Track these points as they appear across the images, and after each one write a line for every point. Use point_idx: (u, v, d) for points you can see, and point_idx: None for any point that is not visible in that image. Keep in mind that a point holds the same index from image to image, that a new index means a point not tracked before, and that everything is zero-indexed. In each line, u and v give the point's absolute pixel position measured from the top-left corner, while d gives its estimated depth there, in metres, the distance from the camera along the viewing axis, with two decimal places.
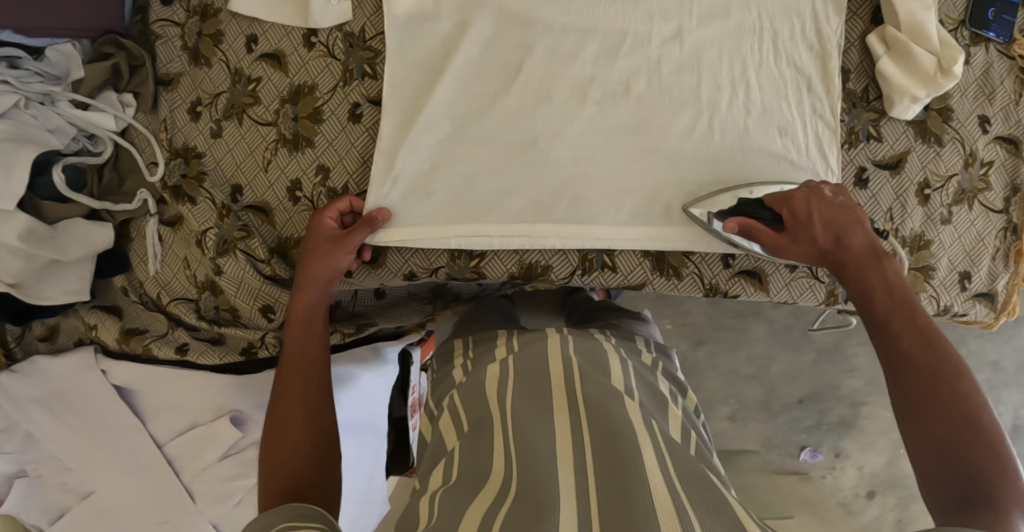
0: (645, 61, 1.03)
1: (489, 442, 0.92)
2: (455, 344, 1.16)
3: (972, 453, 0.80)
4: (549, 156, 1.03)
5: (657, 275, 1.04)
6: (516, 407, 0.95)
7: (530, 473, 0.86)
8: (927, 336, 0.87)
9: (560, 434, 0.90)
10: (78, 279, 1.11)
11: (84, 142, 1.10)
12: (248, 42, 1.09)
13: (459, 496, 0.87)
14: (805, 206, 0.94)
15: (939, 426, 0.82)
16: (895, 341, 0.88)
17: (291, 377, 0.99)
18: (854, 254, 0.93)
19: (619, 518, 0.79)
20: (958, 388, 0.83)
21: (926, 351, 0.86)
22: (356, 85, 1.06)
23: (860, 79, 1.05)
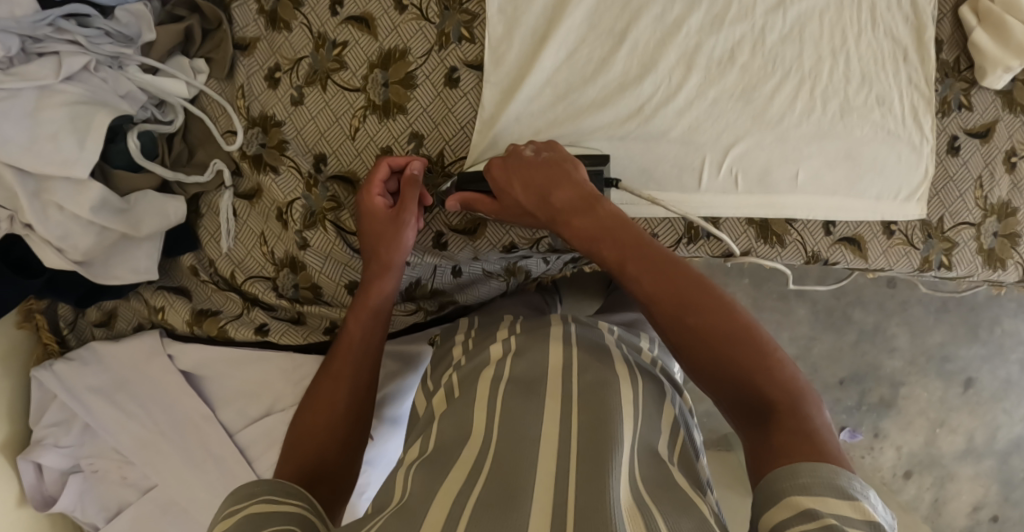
0: (750, 29, 1.02)
1: (472, 426, 0.90)
2: (460, 322, 1.12)
3: (756, 380, 0.79)
4: (655, 123, 1.01)
5: (762, 243, 1.03)
6: (509, 392, 0.92)
7: (511, 460, 0.83)
8: (666, 275, 0.85)
9: (549, 420, 0.88)
10: (148, 259, 1.03)
11: (153, 110, 1.02)
12: (333, 4, 1.04)
13: (432, 471, 0.84)
14: (502, 172, 0.94)
15: (709, 356, 0.81)
16: (637, 283, 0.86)
17: (346, 356, 0.98)
18: (563, 206, 0.92)
19: (594, 503, 0.76)
20: (715, 321, 0.82)
21: (665, 287, 0.84)
22: (453, 49, 1.02)
23: (952, 49, 1.07)
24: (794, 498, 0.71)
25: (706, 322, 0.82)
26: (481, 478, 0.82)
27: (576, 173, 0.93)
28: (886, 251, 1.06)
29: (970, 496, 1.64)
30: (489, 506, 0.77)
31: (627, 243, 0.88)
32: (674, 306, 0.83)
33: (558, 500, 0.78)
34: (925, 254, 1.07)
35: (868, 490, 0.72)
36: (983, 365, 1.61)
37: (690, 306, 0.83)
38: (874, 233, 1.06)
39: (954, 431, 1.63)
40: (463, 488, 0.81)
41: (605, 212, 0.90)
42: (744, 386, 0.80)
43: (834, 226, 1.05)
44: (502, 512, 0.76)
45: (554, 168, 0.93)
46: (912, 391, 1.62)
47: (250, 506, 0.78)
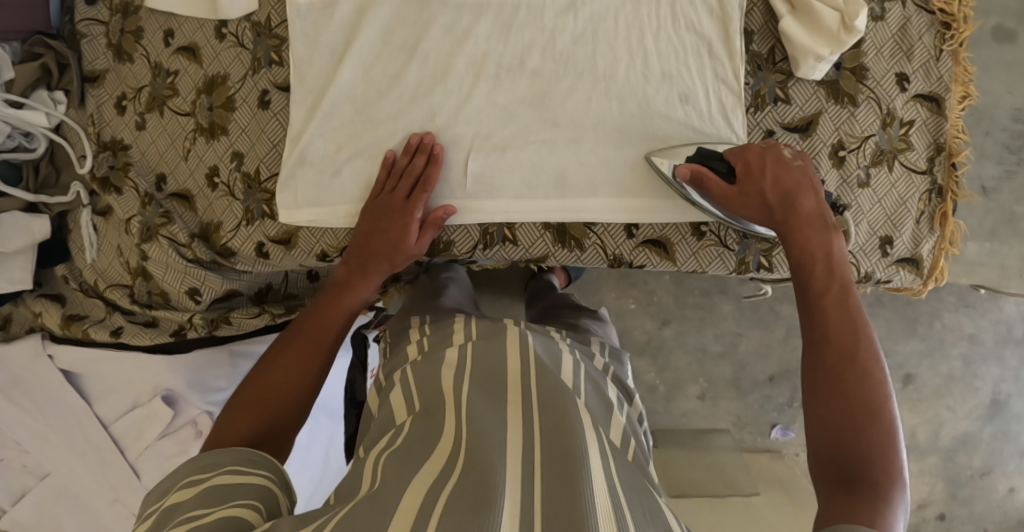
0: (540, 33, 1.02)
1: (435, 422, 0.87)
2: (410, 321, 1.11)
3: (860, 449, 0.78)
4: (448, 131, 1.03)
5: (559, 247, 1.04)
6: (471, 391, 0.89)
7: (475, 465, 0.80)
8: (851, 324, 0.85)
9: (513, 418, 0.86)
10: (22, 270, 1.16)
11: (20, 140, 1.15)
12: (166, 36, 1.14)
13: (406, 461, 0.82)
14: (760, 158, 0.95)
15: (834, 426, 0.80)
16: (824, 317, 0.87)
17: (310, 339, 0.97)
18: (803, 214, 0.93)
19: (561, 514, 0.75)
20: (875, 384, 0.81)
21: (839, 335, 0.85)
22: (264, 73, 1.09)
23: (765, 40, 1.02)
24: None
25: (869, 389, 0.81)
26: (448, 476, 0.80)
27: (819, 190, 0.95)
28: (697, 252, 1.03)
29: (915, 494, 1.51)
30: (461, 508, 0.75)
31: (840, 280, 0.89)
32: (841, 365, 0.83)
33: (526, 507, 0.76)
34: (740, 256, 1.03)
35: None
36: (923, 360, 1.49)
37: (861, 362, 0.83)
38: (683, 234, 1.03)
39: None
40: (429, 492, 0.78)
41: (806, 214, 0.93)
42: (848, 455, 0.78)
43: (636, 229, 1.03)
44: (475, 508, 0.75)
45: (804, 179, 0.95)
46: None
47: (219, 475, 0.81)
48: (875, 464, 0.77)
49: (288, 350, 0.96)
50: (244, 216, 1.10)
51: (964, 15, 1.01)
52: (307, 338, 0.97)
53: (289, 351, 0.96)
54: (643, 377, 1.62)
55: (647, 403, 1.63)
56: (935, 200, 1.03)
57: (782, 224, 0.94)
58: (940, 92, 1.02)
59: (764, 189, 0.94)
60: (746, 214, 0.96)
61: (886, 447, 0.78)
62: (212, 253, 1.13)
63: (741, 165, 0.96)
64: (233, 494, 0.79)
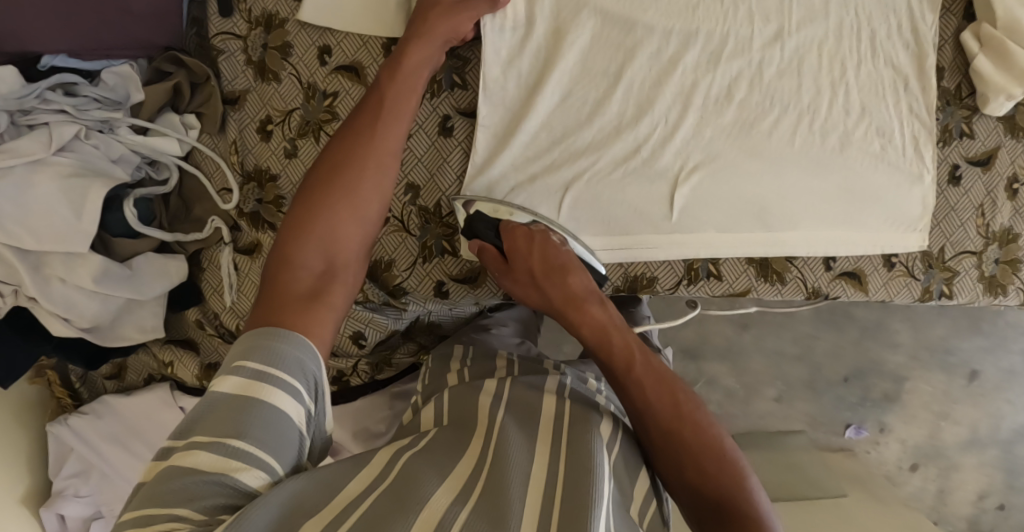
0: (747, 64, 1.02)
1: (468, 447, 0.86)
2: (453, 349, 1.07)
3: (731, 497, 0.85)
4: (654, 164, 1.01)
5: (762, 281, 1.04)
6: (506, 419, 0.89)
7: (493, 493, 0.77)
8: (663, 385, 0.90)
9: (543, 451, 0.84)
10: (154, 315, 1.04)
11: (147, 170, 1.03)
12: (321, 54, 1.03)
13: (423, 471, 0.79)
14: (526, 241, 0.96)
15: (711, 479, 0.85)
16: (634, 386, 0.90)
17: (328, 205, 0.90)
18: (571, 292, 0.95)
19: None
20: (701, 437, 0.87)
21: (664, 399, 0.89)
22: (446, 97, 1.01)
23: (953, 76, 1.05)
24: None
25: (715, 459, 0.86)
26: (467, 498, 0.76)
27: (568, 257, 0.96)
28: (887, 283, 1.06)
29: (976, 485, 1.60)
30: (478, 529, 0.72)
31: (624, 349, 0.92)
32: (666, 433, 0.87)
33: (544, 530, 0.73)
34: (925, 284, 1.07)
35: None
36: (986, 356, 1.56)
37: (682, 418, 0.88)
38: (875, 266, 1.06)
39: (958, 423, 1.58)
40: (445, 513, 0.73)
41: (565, 298, 0.95)
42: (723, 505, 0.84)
43: (834, 261, 1.05)
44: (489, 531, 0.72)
45: (538, 250, 0.96)
46: (916, 386, 1.58)
47: (269, 393, 0.76)
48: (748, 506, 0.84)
49: (310, 233, 0.88)
50: (421, 253, 1.03)
51: None
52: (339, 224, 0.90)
53: (313, 233, 0.88)
54: (721, 382, 1.60)
55: (724, 406, 1.62)
56: None
57: (553, 306, 0.96)
58: None
59: (531, 259, 0.96)
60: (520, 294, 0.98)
61: (743, 488, 0.85)
62: (383, 294, 1.04)
63: (507, 249, 0.97)
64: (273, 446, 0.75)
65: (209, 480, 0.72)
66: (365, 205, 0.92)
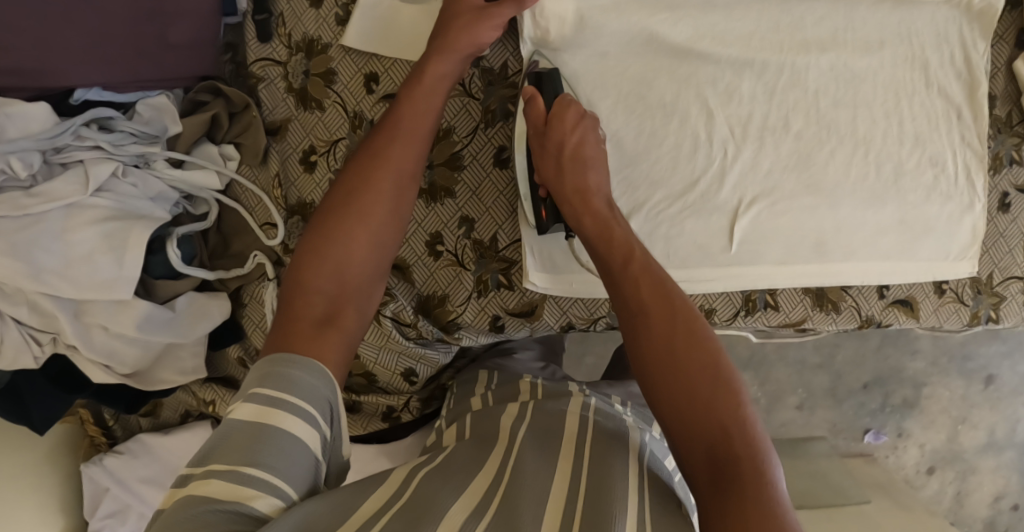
0: (803, 94, 1.00)
1: (485, 462, 0.85)
2: (477, 374, 1.07)
3: (720, 422, 0.72)
4: (712, 198, 1.00)
5: (817, 310, 1.04)
6: (526, 439, 0.89)
7: (511, 508, 0.76)
8: (660, 292, 0.79)
9: (560, 478, 0.81)
10: (194, 358, 1.00)
11: (185, 205, 0.98)
12: (367, 81, 0.99)
13: (439, 487, 0.77)
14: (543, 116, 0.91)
15: (699, 398, 0.73)
16: (627, 282, 0.80)
17: (342, 223, 0.84)
18: (575, 173, 0.88)
19: None
20: (694, 351, 0.75)
21: (659, 305, 0.78)
22: (500, 127, 0.98)
23: (1005, 104, 1.04)
24: None
25: (711, 380, 0.74)
26: (484, 514, 0.75)
27: (586, 124, 0.91)
28: (937, 309, 1.06)
29: (992, 487, 1.67)
30: None
31: (624, 244, 0.83)
32: (658, 340, 0.76)
33: None
34: (973, 309, 1.07)
35: None
36: (1003, 361, 1.63)
37: (676, 329, 0.77)
38: (926, 293, 1.06)
39: (975, 427, 1.65)
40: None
41: (575, 188, 0.87)
42: (712, 421, 0.72)
43: (887, 289, 1.05)
44: None
45: (564, 122, 0.90)
46: (935, 391, 1.64)
47: (286, 420, 0.72)
48: (738, 435, 0.71)
49: (322, 258, 0.83)
50: (476, 288, 1.00)
51: None
52: (352, 248, 0.84)
53: (325, 257, 0.83)
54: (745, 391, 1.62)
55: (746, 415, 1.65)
56: None
57: (564, 196, 0.88)
58: None
59: (565, 137, 0.90)
60: (542, 177, 0.90)
61: (739, 413, 0.72)
62: (437, 330, 1.01)
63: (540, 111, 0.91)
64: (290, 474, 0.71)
65: (222, 511, 0.67)
66: (377, 224, 0.86)
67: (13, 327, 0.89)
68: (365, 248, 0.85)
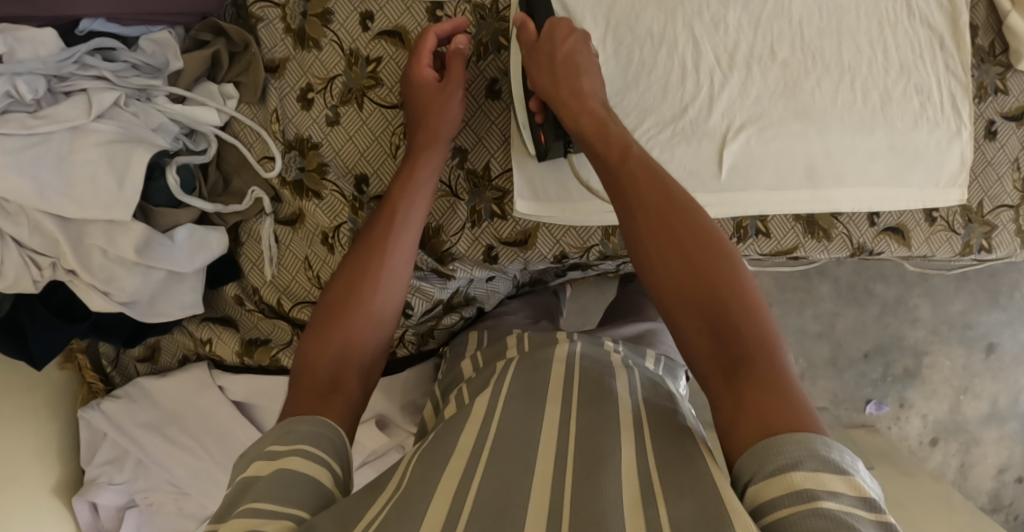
0: (788, 25, 1.04)
1: (473, 407, 0.82)
2: (470, 337, 1.05)
3: (730, 323, 0.74)
4: (700, 125, 1.02)
5: (809, 237, 1.05)
6: (510, 386, 0.85)
7: (503, 446, 0.75)
8: (665, 207, 0.80)
9: (550, 422, 0.79)
10: (194, 292, 1.01)
11: (185, 141, 1.00)
12: (363, 20, 1.02)
13: (431, 463, 0.74)
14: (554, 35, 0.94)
15: (709, 293, 0.76)
16: (630, 178, 0.83)
17: (339, 314, 0.86)
18: (563, 83, 0.90)
19: (583, 503, 0.68)
20: (705, 262, 0.77)
21: (659, 204, 0.80)
22: (493, 59, 1.00)
23: (987, 34, 1.06)
24: (789, 476, 0.65)
25: (726, 268, 0.77)
26: (483, 456, 0.74)
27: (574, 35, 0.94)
28: (928, 238, 1.07)
29: (996, 458, 1.68)
30: (488, 505, 0.68)
31: (619, 143, 0.85)
32: (672, 239, 0.79)
33: (554, 497, 0.69)
34: (965, 239, 1.08)
35: (859, 466, 0.67)
36: (1004, 329, 1.64)
37: (679, 213, 0.80)
38: (917, 221, 1.07)
39: (978, 397, 1.66)
40: (464, 479, 0.72)
41: (572, 90, 0.90)
42: (721, 304, 0.75)
43: (878, 216, 1.06)
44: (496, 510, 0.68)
45: (552, 39, 0.93)
46: (936, 360, 1.66)
47: (291, 459, 0.73)
48: (748, 335, 0.73)
49: (326, 341, 0.85)
50: (470, 217, 1.01)
51: None
52: (353, 326, 0.86)
53: (330, 340, 0.85)
54: None
55: None
56: None
57: (559, 101, 0.90)
58: None
59: (556, 46, 0.93)
60: (536, 89, 0.93)
61: (747, 307, 0.75)
62: (431, 261, 1.02)
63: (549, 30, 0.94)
64: (305, 496, 0.70)
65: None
66: (374, 300, 0.88)
67: (13, 248, 0.90)
68: (368, 326, 0.87)
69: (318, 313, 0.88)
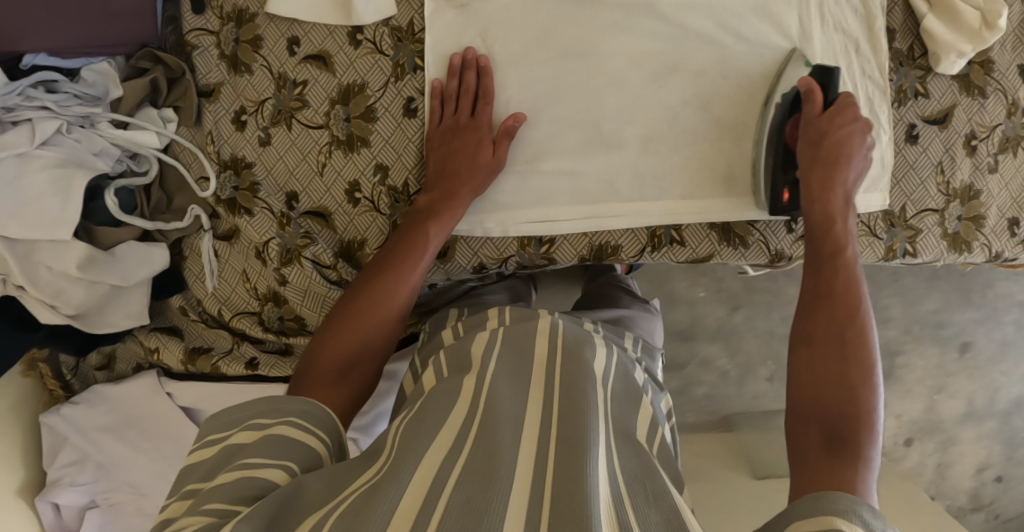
0: (702, 35, 1.03)
1: (459, 393, 0.86)
2: (449, 311, 1.10)
3: (836, 406, 0.83)
4: (615, 136, 1.04)
5: (725, 245, 1.06)
6: (498, 367, 0.90)
7: (430, 447, 0.78)
8: (857, 315, 0.89)
9: (531, 406, 0.84)
10: (140, 303, 1.08)
11: (128, 163, 1.07)
12: (291, 45, 1.07)
13: (421, 435, 0.80)
14: (844, 120, 0.98)
15: (821, 410, 0.84)
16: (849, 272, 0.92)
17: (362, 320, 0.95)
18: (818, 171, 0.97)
19: (563, 487, 0.73)
20: (829, 377, 0.85)
21: (840, 317, 0.89)
22: (410, 80, 1.05)
23: (905, 37, 1.07)
24: (831, 518, 0.70)
25: (847, 369, 0.85)
26: (464, 444, 0.78)
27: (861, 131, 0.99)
28: None
29: (974, 458, 1.67)
30: (470, 481, 0.73)
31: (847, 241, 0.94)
32: (838, 350, 0.87)
33: (535, 484, 0.74)
34: (888, 243, 1.09)
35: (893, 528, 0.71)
36: (978, 328, 1.62)
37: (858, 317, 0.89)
38: None
39: (953, 396, 1.64)
40: (445, 460, 0.76)
41: (822, 175, 0.97)
42: (835, 405, 0.83)
43: (797, 224, 1.06)
44: (480, 485, 0.73)
45: (830, 146, 0.98)
46: (909, 360, 1.63)
47: (277, 427, 0.82)
48: (853, 414, 0.82)
49: (343, 339, 0.94)
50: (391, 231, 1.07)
51: None
52: (368, 332, 0.95)
53: (348, 338, 0.94)
54: (715, 363, 1.68)
55: (719, 388, 1.71)
56: None
57: (807, 181, 0.98)
58: None
59: (828, 128, 0.98)
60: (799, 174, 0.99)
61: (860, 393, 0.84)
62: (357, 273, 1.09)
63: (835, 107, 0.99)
64: (285, 452, 0.80)
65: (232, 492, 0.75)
66: (391, 312, 0.97)
67: None
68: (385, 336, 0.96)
69: (342, 308, 0.97)
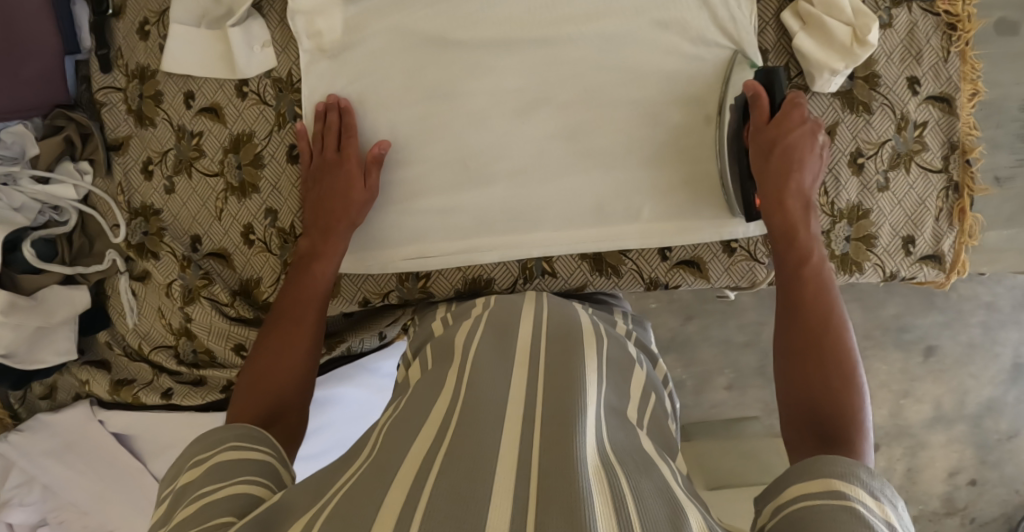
0: (569, 68, 1.05)
1: (443, 383, 0.83)
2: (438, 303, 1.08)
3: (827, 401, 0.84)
4: (485, 171, 1.07)
5: (597, 275, 1.08)
6: (478, 354, 0.86)
7: (396, 438, 0.76)
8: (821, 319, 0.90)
9: (516, 387, 0.80)
10: (68, 340, 1.18)
11: (50, 214, 1.16)
12: (186, 99, 1.14)
13: (408, 424, 0.77)
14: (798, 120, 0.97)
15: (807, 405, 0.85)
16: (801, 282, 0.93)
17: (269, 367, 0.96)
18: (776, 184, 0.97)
19: (551, 455, 0.68)
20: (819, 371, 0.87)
21: (813, 320, 0.90)
22: (290, 128, 1.11)
23: (779, 57, 1.06)
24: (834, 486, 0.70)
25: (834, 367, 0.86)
26: (447, 428, 0.75)
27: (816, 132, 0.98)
28: (729, 268, 1.08)
29: (945, 462, 1.59)
30: (455, 466, 0.69)
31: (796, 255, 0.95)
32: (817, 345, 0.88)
33: (522, 459, 0.69)
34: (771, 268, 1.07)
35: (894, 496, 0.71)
36: (943, 331, 1.56)
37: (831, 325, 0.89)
38: (714, 252, 1.07)
39: (920, 400, 1.58)
40: (431, 446, 0.73)
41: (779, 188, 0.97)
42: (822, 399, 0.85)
43: (670, 251, 1.08)
44: (463, 463, 0.68)
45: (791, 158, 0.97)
46: (871, 365, 1.58)
47: (219, 455, 0.79)
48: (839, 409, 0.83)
49: (260, 387, 0.94)
50: (282, 270, 1.13)
51: (967, 14, 1.04)
52: (285, 370, 0.96)
53: (265, 384, 0.94)
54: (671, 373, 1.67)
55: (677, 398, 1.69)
56: (953, 196, 1.06)
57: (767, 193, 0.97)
58: (949, 92, 1.05)
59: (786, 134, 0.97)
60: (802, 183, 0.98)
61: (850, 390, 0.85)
62: (254, 309, 1.16)
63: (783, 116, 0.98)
64: (238, 471, 0.77)
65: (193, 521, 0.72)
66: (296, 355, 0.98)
67: None
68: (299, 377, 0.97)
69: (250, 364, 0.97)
